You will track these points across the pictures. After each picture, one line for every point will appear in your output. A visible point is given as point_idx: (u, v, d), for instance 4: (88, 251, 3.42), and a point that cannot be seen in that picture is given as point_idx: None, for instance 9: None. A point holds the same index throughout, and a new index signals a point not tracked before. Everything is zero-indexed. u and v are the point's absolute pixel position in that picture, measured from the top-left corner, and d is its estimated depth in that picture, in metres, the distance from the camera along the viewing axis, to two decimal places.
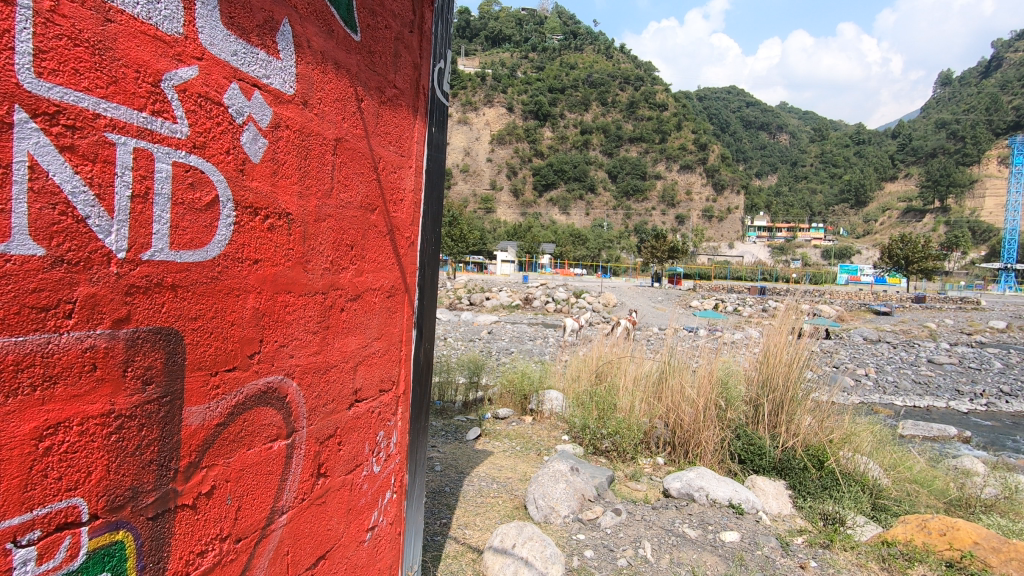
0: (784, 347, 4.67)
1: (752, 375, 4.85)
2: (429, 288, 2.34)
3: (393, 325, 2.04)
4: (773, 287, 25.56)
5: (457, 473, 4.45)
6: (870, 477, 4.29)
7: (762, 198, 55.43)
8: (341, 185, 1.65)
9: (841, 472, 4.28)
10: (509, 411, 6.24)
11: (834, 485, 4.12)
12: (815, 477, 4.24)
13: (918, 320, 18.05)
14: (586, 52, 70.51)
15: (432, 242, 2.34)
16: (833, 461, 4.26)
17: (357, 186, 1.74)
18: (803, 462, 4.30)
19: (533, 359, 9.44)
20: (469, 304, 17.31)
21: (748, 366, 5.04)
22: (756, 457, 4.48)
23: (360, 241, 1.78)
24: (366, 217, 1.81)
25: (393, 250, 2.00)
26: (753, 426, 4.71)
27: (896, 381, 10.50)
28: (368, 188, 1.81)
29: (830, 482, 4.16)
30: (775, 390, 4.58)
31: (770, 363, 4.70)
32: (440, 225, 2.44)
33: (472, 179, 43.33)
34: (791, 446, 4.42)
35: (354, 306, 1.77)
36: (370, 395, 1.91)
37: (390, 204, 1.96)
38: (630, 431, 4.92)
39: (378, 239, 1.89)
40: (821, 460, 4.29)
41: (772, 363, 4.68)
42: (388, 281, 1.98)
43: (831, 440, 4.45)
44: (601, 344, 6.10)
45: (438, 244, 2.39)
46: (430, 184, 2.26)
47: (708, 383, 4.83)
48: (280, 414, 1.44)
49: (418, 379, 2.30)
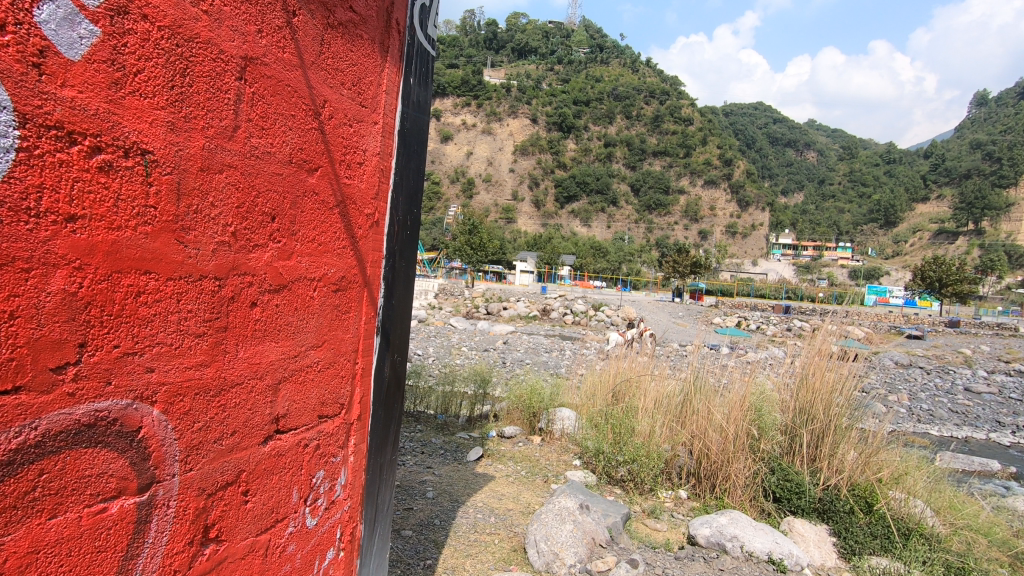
0: (827, 372, 4.07)
1: (789, 402, 4.26)
2: (402, 283, 1.85)
3: (344, 330, 1.55)
4: (799, 307, 24.57)
5: (451, 501, 3.91)
6: (928, 525, 3.63)
7: (788, 215, 53.96)
8: (257, 127, 1.17)
9: (894, 518, 3.65)
10: (516, 429, 5.68)
11: (890, 538, 3.50)
12: (864, 524, 3.62)
13: (952, 346, 16.99)
14: (612, 65, 69.60)
15: (406, 223, 1.83)
16: (884, 505, 3.65)
17: (288, 135, 1.26)
18: (849, 505, 3.70)
19: (548, 372, 8.93)
20: (485, 313, 16.78)
21: (783, 389, 4.43)
22: (794, 498, 3.88)
23: (292, 212, 1.31)
24: (302, 176, 1.32)
25: (346, 228, 1.51)
26: (789, 459, 4.12)
27: (931, 410, 9.68)
28: (303, 137, 1.31)
29: (883, 532, 3.54)
30: (816, 420, 3.99)
31: (811, 389, 4.09)
32: (418, 205, 1.91)
33: (495, 189, 42.82)
34: (834, 484, 3.83)
35: (284, 301, 1.31)
36: (302, 423, 1.41)
37: (342, 166, 1.47)
38: (649, 459, 4.33)
39: (326, 220, 1.43)
40: (870, 503, 3.68)
41: (813, 389, 4.09)
42: (336, 271, 1.48)
43: (880, 479, 3.83)
44: (619, 360, 5.51)
45: (413, 229, 1.88)
46: (404, 147, 1.76)
47: (740, 411, 4.22)
48: (125, 458, 0.95)
49: (384, 402, 1.79)
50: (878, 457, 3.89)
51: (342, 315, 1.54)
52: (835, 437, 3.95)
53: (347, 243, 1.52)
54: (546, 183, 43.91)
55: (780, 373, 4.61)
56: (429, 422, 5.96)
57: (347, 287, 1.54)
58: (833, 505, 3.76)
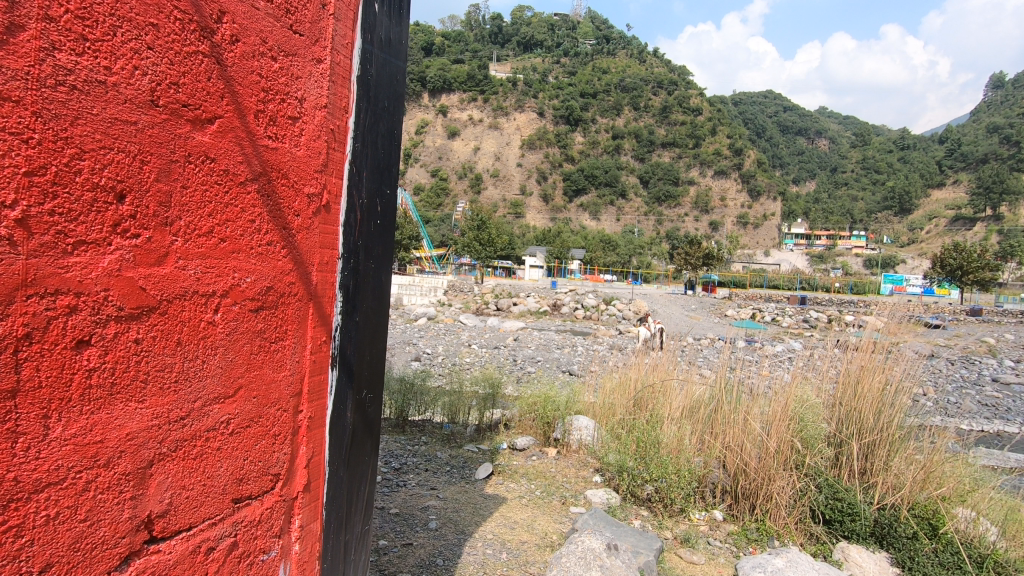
0: (873, 369, 3.30)
1: (830, 409, 3.44)
2: (372, 291, 1.33)
3: (263, 365, 1.01)
4: (815, 297, 23.69)
5: (456, 534, 3.39)
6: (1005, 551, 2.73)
7: (800, 204, 52.61)
8: (81, 27, 0.68)
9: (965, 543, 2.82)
10: (529, 440, 5.11)
11: (963, 568, 2.65)
12: (931, 551, 2.81)
13: (976, 334, 16.12)
14: (618, 56, 68.08)
15: (373, 206, 1.31)
16: (952, 527, 2.82)
17: (154, 68, 0.77)
18: (910, 529, 2.89)
19: (559, 373, 8.34)
20: (495, 310, 16.25)
21: (824, 392, 3.58)
22: (847, 520, 3.06)
23: (174, 183, 0.81)
24: (179, 128, 0.82)
25: (268, 211, 1.00)
26: (836, 474, 3.30)
27: (960, 401, 8.73)
28: (162, 55, 0.79)
29: (952, 562, 2.73)
30: (866, 429, 3.21)
31: (855, 390, 3.30)
32: (388, 184, 1.37)
33: (503, 184, 42.01)
34: (891, 504, 3.03)
35: (161, 341, 0.81)
36: (199, 516, 0.90)
37: (254, 115, 0.95)
38: (681, 477, 3.56)
39: (244, 203, 0.94)
40: (936, 526, 2.87)
41: (859, 392, 3.30)
42: (255, 279, 0.98)
43: (943, 496, 3.00)
44: (641, 361, 4.92)
45: (384, 218, 1.36)
46: (364, 97, 1.24)
47: (781, 417, 3.39)
48: None
49: (347, 458, 1.29)
50: (940, 470, 3.06)
51: (276, 347, 1.04)
52: (890, 447, 3.15)
53: (262, 227, 0.98)
54: (554, 177, 43.05)
55: (816, 371, 3.83)
56: (434, 433, 5.45)
57: (269, 297, 1.01)
58: (891, 528, 2.95)
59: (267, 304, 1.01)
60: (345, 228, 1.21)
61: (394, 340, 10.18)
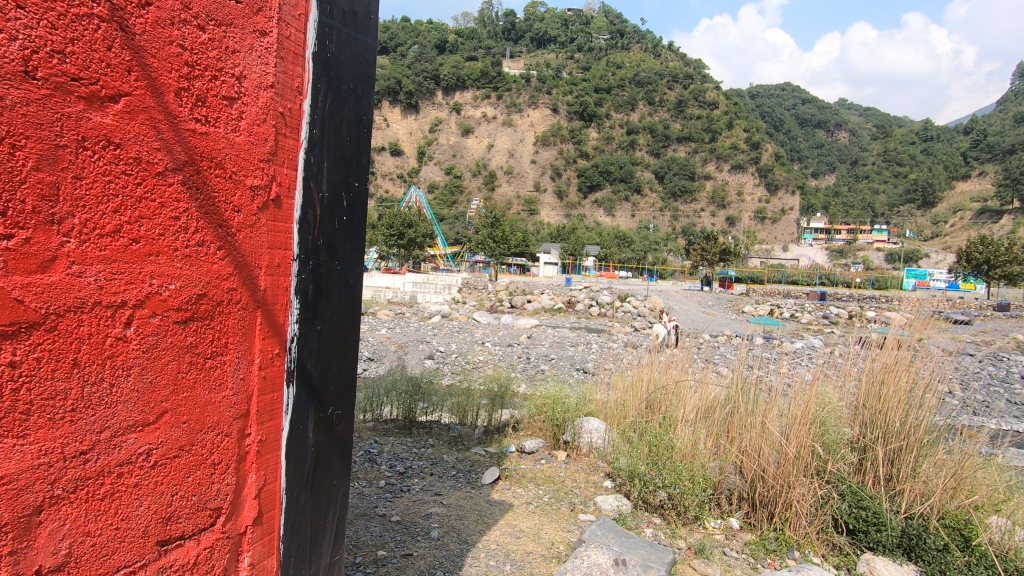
0: (900, 366, 3.05)
1: (853, 412, 3.18)
2: (339, 296, 1.19)
3: (193, 386, 0.87)
4: (835, 292, 23.11)
5: (459, 544, 3.24)
6: None
7: (820, 198, 51.55)
8: None
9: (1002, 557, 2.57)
10: (538, 443, 4.94)
11: None
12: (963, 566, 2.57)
13: (1005, 330, 15.54)
14: (632, 50, 67.29)
15: (337, 198, 1.17)
16: (988, 539, 2.56)
17: (28, 32, 0.64)
18: (942, 540, 2.63)
19: (574, 371, 8.18)
20: (510, 307, 16.10)
21: (846, 393, 3.32)
22: (872, 531, 2.81)
23: (63, 173, 0.69)
24: (69, 103, 0.69)
25: (194, 200, 0.85)
26: (861, 480, 3.03)
27: (990, 400, 8.36)
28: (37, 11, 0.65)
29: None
30: (893, 433, 2.94)
31: (881, 391, 3.05)
32: (356, 176, 1.22)
33: (517, 181, 41.76)
34: (920, 513, 2.78)
35: (48, 363, 0.68)
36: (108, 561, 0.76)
37: (170, 89, 0.81)
38: (696, 483, 3.26)
39: (165, 196, 0.80)
40: (970, 537, 2.61)
41: (884, 394, 3.03)
42: (181, 283, 0.84)
43: (978, 505, 2.74)
44: (654, 362, 4.71)
45: (350, 214, 1.21)
46: (324, 77, 1.10)
47: (802, 419, 3.12)
48: None
49: (311, 486, 1.15)
50: (973, 475, 2.80)
51: (220, 366, 0.92)
52: (917, 452, 2.92)
53: (191, 223, 0.84)
54: (569, 173, 42.67)
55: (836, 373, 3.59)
56: (441, 435, 5.30)
57: (201, 306, 0.87)
58: (921, 539, 2.69)
59: (197, 314, 0.87)
60: (305, 228, 1.08)
61: (407, 339, 10.06)
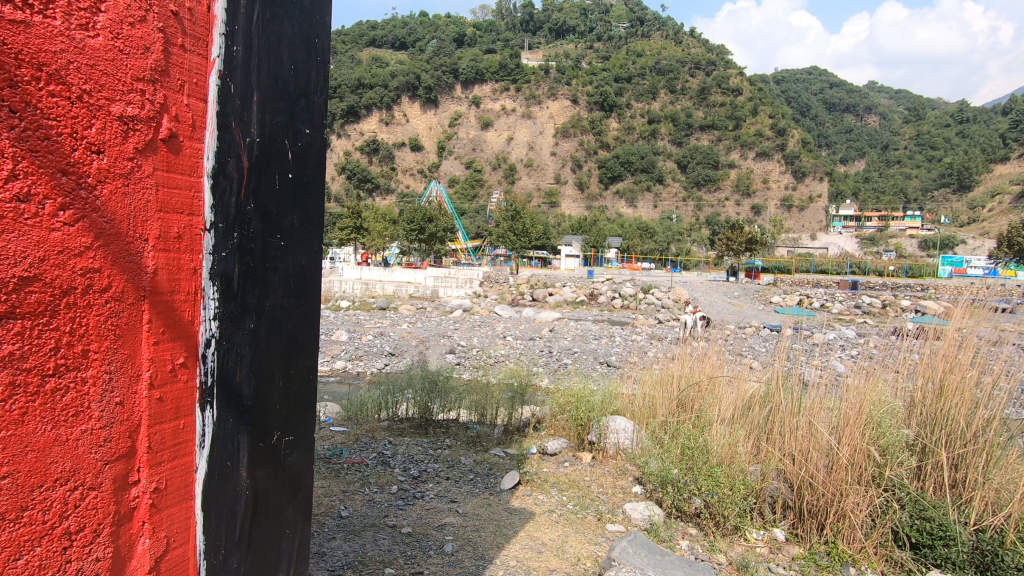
0: (961, 356, 2.54)
1: (909, 407, 2.69)
2: (280, 282, 1.04)
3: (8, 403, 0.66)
4: (868, 281, 22.10)
5: (475, 560, 2.92)
6: None
7: (849, 185, 49.79)
8: None
9: None
10: (561, 444, 4.60)
11: None
12: None
13: None
14: (653, 38, 65.93)
15: (267, 175, 1.00)
16: None
17: None
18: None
19: (598, 365, 7.82)
20: (531, 300, 15.72)
21: (903, 386, 2.80)
22: (939, 545, 2.31)
23: None
24: None
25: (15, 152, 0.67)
26: (921, 488, 2.53)
27: None
28: None
29: None
30: (953, 433, 2.46)
31: (941, 389, 2.57)
32: (292, 150, 1.06)
33: (537, 174, 41.15)
34: (993, 526, 2.28)
35: None
36: None
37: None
38: (738, 489, 2.75)
39: None
40: None
41: (944, 392, 2.56)
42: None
43: None
44: (685, 355, 4.25)
45: (279, 196, 1.03)
46: (245, 26, 0.96)
47: (854, 418, 2.62)
48: None
49: (246, 540, 1.00)
50: None
51: (77, 384, 0.74)
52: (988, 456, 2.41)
53: (10, 167, 0.66)
54: (589, 164, 41.96)
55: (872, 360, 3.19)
56: (459, 435, 4.98)
57: (26, 295, 0.68)
58: (997, 557, 2.19)
59: (20, 306, 0.67)
60: (222, 193, 0.93)
61: (428, 333, 9.82)
